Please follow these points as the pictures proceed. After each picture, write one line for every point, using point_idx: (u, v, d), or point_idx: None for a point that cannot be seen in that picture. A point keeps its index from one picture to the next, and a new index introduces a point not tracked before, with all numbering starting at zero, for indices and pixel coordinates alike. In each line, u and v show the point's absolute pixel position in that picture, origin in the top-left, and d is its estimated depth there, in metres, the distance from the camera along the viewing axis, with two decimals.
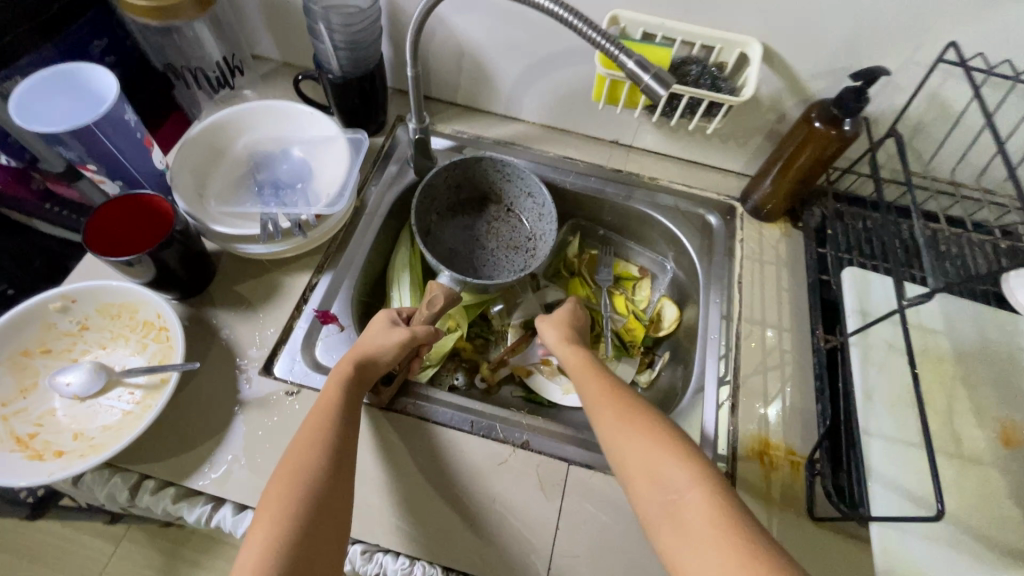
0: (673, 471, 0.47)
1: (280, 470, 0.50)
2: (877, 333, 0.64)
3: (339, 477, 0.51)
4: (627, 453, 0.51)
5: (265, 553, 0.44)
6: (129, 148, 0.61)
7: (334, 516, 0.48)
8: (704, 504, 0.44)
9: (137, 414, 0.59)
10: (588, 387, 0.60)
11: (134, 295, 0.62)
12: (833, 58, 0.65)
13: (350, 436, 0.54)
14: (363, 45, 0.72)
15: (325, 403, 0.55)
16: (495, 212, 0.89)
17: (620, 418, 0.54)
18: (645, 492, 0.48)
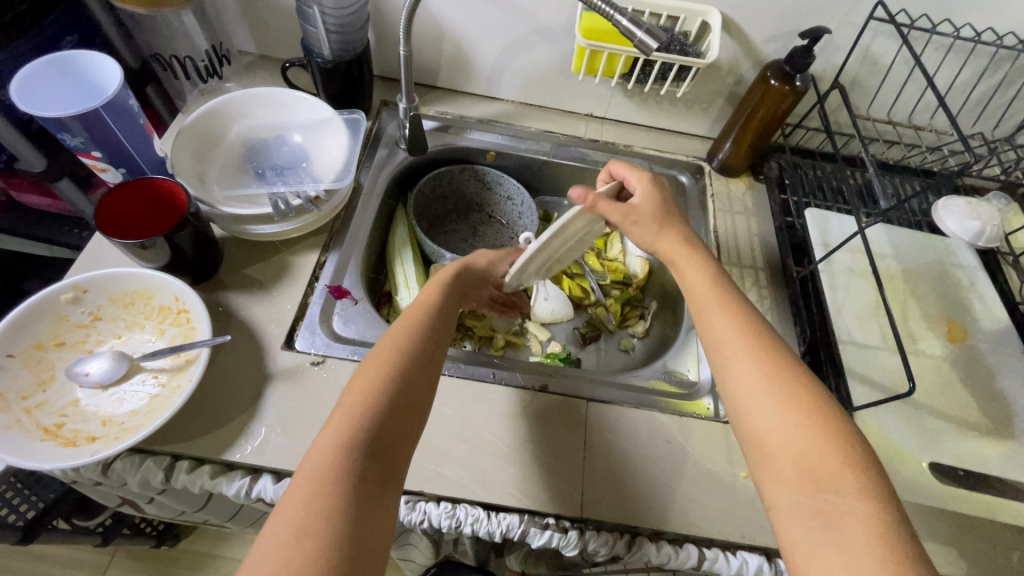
0: (838, 474, 0.40)
1: (374, 358, 0.51)
2: (839, 260, 0.74)
3: (415, 398, 0.50)
4: (760, 414, 0.46)
5: (339, 458, 0.43)
6: (132, 134, 0.62)
7: (406, 437, 0.48)
8: (864, 512, 0.39)
9: (166, 396, 0.59)
10: (716, 323, 0.52)
11: (148, 281, 0.62)
12: (781, 23, 0.74)
13: (434, 355, 0.54)
14: (352, 28, 0.75)
15: (416, 315, 0.57)
16: (477, 219, 0.96)
17: (770, 374, 0.47)
18: (784, 478, 0.42)
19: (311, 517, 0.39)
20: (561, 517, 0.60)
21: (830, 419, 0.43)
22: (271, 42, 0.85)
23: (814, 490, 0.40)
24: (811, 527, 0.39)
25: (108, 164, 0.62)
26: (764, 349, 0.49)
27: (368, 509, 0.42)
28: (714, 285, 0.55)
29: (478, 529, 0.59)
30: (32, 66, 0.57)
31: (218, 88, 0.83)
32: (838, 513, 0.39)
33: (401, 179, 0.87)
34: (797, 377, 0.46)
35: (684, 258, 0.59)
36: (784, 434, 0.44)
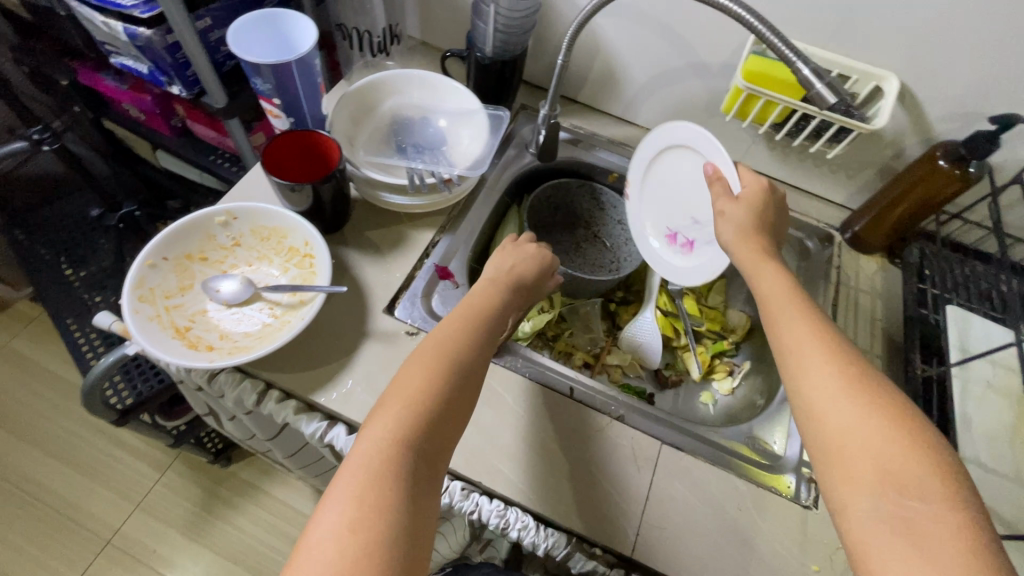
0: (923, 485, 0.38)
1: (423, 353, 0.53)
2: (978, 368, 0.66)
3: (464, 387, 0.52)
4: (834, 418, 0.43)
5: (392, 444, 0.45)
6: (307, 90, 0.68)
7: (455, 415, 0.50)
8: (949, 526, 0.36)
9: (276, 327, 0.64)
10: (788, 325, 0.50)
11: (287, 222, 0.68)
12: (966, 103, 0.69)
13: (482, 352, 0.57)
14: (518, 31, 0.77)
15: (470, 311, 0.60)
16: (582, 236, 0.97)
17: (846, 380, 0.44)
18: (856, 484, 0.40)
19: (366, 490, 0.42)
20: (608, 551, 0.59)
21: (907, 428, 0.41)
22: (438, 32, 0.91)
23: (896, 498, 0.38)
24: (893, 545, 0.36)
25: (281, 112, 0.69)
26: (837, 353, 0.46)
27: (419, 488, 0.44)
28: (787, 287, 0.54)
29: (523, 538, 0.59)
30: (253, 13, 0.65)
31: (381, 65, 0.89)
32: (921, 525, 0.37)
33: (522, 180, 0.90)
34: (875, 383, 0.44)
35: (761, 264, 0.57)
36: (864, 442, 0.41)
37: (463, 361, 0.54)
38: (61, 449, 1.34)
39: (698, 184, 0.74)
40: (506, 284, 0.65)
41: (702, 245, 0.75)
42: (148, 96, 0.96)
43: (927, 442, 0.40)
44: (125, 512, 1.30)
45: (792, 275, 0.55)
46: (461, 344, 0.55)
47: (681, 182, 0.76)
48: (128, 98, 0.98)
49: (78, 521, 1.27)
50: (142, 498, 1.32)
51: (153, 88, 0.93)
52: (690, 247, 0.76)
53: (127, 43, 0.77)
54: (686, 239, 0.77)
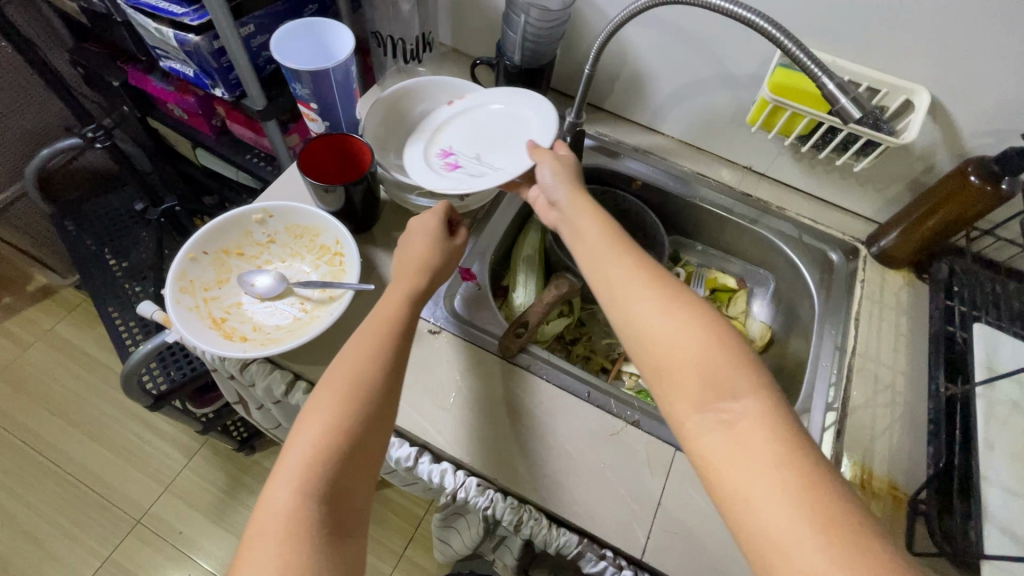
0: (739, 395, 0.43)
1: (330, 384, 0.53)
2: (1005, 389, 0.64)
3: (370, 395, 0.53)
4: (674, 358, 0.46)
5: (300, 498, 0.46)
6: (343, 95, 0.72)
7: (373, 436, 0.52)
8: (761, 419, 0.42)
9: (306, 321, 0.67)
10: (618, 264, 0.54)
11: (319, 221, 0.71)
12: (1001, 118, 0.67)
13: (391, 351, 0.57)
14: (547, 41, 0.79)
15: (381, 319, 0.60)
16: None
17: (664, 307, 0.49)
18: (689, 404, 0.44)
19: (282, 530, 0.44)
20: (619, 553, 0.60)
21: (722, 351, 0.46)
22: (469, 40, 0.94)
23: (717, 406, 0.43)
24: (732, 455, 0.41)
25: (317, 116, 0.72)
26: (661, 282, 0.51)
27: (337, 507, 0.47)
28: (602, 219, 0.59)
29: (536, 534, 0.62)
30: (293, 22, 0.68)
31: (413, 71, 0.92)
32: (743, 428, 0.42)
33: None
34: (688, 300, 0.50)
35: (578, 202, 0.61)
36: (695, 369, 0.45)
37: (372, 366, 0.55)
38: (99, 431, 1.41)
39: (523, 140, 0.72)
40: (417, 277, 0.64)
41: (463, 172, 0.70)
42: (193, 97, 1.01)
43: (733, 351, 0.46)
44: (155, 493, 1.35)
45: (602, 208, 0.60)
46: (373, 359, 0.56)
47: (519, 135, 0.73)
48: (174, 99, 1.03)
49: (113, 500, 1.33)
50: (171, 481, 1.37)
51: (198, 90, 0.98)
52: (452, 167, 0.71)
53: (177, 48, 0.82)
54: (451, 161, 0.72)
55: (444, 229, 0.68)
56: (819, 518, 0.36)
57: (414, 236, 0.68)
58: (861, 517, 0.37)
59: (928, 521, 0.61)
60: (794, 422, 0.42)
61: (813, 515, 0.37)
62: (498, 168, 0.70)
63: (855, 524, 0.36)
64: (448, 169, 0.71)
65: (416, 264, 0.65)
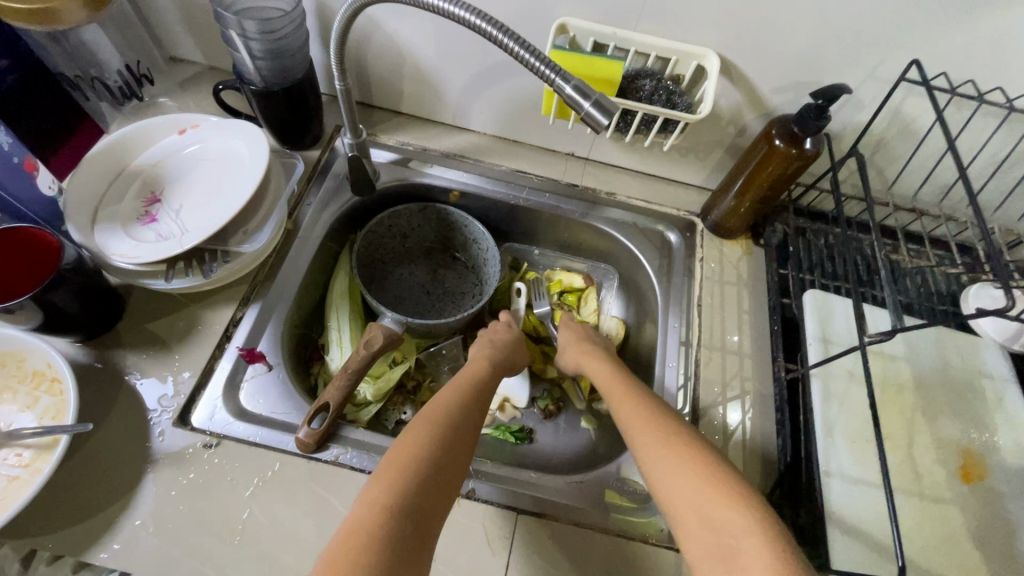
0: (733, 522, 0.41)
1: (429, 409, 0.54)
2: (839, 361, 0.62)
3: (466, 440, 0.52)
4: (673, 495, 0.46)
5: (387, 505, 0.43)
6: (5, 174, 0.53)
7: (459, 467, 0.50)
8: (761, 555, 0.38)
9: (24, 482, 0.51)
10: (620, 414, 0.56)
11: (20, 344, 0.54)
12: (794, 73, 0.62)
13: (480, 412, 0.57)
14: (287, 53, 0.64)
15: (481, 378, 0.61)
16: (439, 260, 0.87)
17: (662, 446, 0.50)
18: (695, 534, 0.43)
19: (361, 542, 0.40)
20: None
21: (724, 477, 0.45)
22: (215, 54, 0.76)
23: (720, 543, 0.41)
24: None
25: None
26: (657, 424, 0.52)
27: (413, 540, 0.42)
28: (622, 377, 0.61)
29: None
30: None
31: (151, 106, 0.75)
32: (739, 558, 0.39)
33: (349, 217, 0.78)
34: (688, 439, 0.50)
35: (596, 354, 0.66)
36: (692, 504, 0.44)
37: (468, 419, 0.55)
38: None
39: (239, 192, 0.60)
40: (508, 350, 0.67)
41: (157, 231, 0.59)
42: None
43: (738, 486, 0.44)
44: None
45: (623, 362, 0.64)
46: (468, 404, 0.56)
47: (235, 182, 0.62)
48: None
49: None
50: None
51: None
52: (146, 221, 0.60)
53: None
54: (149, 214, 0.60)
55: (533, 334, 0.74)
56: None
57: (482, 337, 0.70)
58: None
59: None
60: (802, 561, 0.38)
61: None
62: (185, 230, 0.59)
63: None
64: (140, 220, 0.60)
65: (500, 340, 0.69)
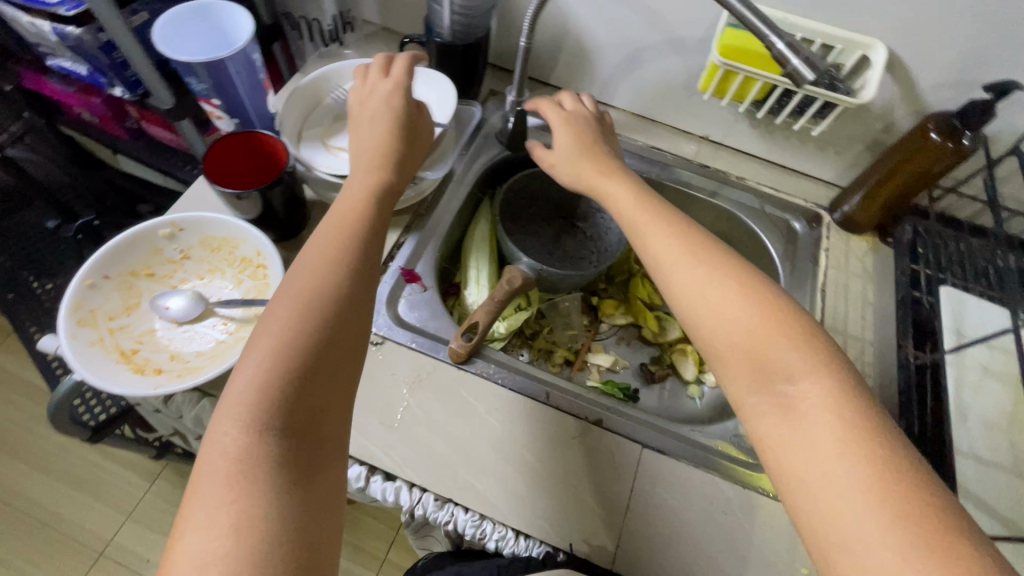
0: (795, 365, 0.41)
1: (318, 252, 0.49)
2: (973, 353, 0.62)
3: (348, 305, 0.47)
4: (723, 344, 0.44)
5: (254, 421, 0.40)
6: (250, 89, 0.64)
7: (348, 330, 0.46)
8: (826, 398, 0.39)
9: (230, 344, 0.60)
10: (655, 244, 0.51)
11: (236, 231, 0.64)
12: (961, 70, 0.64)
13: (361, 261, 0.50)
14: (477, 13, 0.72)
15: (352, 215, 0.52)
16: (561, 224, 0.91)
17: (712, 281, 0.46)
18: (747, 376, 0.42)
19: (231, 470, 0.38)
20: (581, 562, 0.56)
21: (786, 329, 0.43)
22: (398, 16, 0.86)
23: (773, 388, 0.41)
24: (787, 433, 0.39)
25: (224, 113, 0.65)
26: (707, 259, 0.48)
27: (302, 437, 0.41)
28: (643, 202, 0.55)
29: (502, 548, 0.57)
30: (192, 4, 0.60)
31: (334, 54, 0.83)
32: (799, 407, 0.40)
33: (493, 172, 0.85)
34: (742, 275, 0.46)
35: (595, 174, 0.60)
36: (744, 353, 0.43)
37: (342, 277, 0.48)
38: (35, 459, 1.26)
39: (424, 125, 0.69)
40: (387, 169, 0.56)
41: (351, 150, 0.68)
42: (95, 99, 0.90)
43: (798, 327, 0.43)
44: (117, 523, 1.22)
45: (642, 182, 0.59)
46: (342, 251, 0.49)
47: (420, 117, 0.70)
48: (77, 102, 0.92)
49: (70, 535, 1.20)
50: (135, 508, 1.24)
51: (97, 91, 0.87)
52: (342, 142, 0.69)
53: (57, 43, 0.72)
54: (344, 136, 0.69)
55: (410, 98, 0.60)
56: (886, 498, 0.34)
57: (370, 115, 0.58)
58: (936, 490, 0.35)
59: None
60: (862, 398, 0.39)
61: (879, 495, 0.34)
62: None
63: (922, 500, 0.34)
64: (337, 140, 0.69)
65: (377, 147, 0.57)
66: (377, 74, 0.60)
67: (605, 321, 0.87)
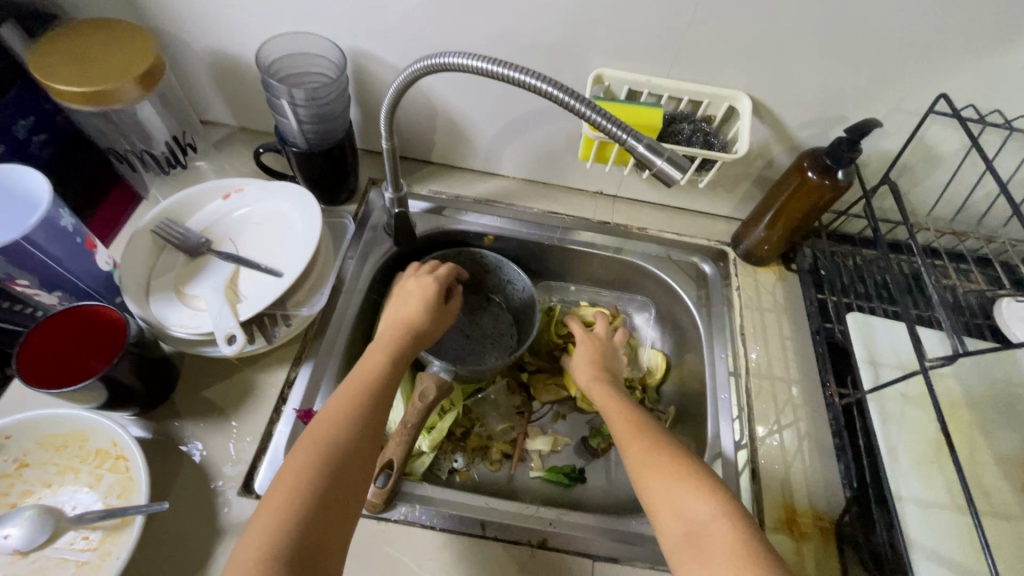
0: (699, 507, 0.47)
1: (342, 392, 0.52)
2: (890, 384, 0.63)
3: (372, 434, 0.49)
4: (654, 490, 0.49)
5: (275, 536, 0.40)
6: (67, 255, 0.54)
7: (365, 451, 0.48)
8: (728, 536, 0.44)
9: (94, 566, 0.50)
10: (613, 421, 0.59)
11: (83, 424, 0.54)
12: (823, 108, 0.65)
13: (383, 399, 0.53)
14: (331, 116, 0.66)
15: (369, 368, 0.55)
16: (474, 301, 0.85)
17: (643, 444, 0.54)
18: (667, 520, 0.47)
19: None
20: None
21: (695, 476, 0.49)
22: (250, 116, 0.78)
23: (687, 527, 0.46)
24: (699, 571, 0.43)
25: (38, 288, 0.53)
26: (640, 428, 0.56)
27: (307, 549, 0.40)
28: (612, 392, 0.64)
29: None
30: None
31: (190, 171, 0.77)
32: (705, 541, 0.44)
33: (387, 269, 0.78)
34: (659, 442, 0.54)
35: (595, 383, 0.67)
36: (666, 498, 0.48)
37: (366, 409, 0.50)
38: None
39: (293, 257, 0.62)
40: (404, 338, 0.60)
41: (209, 293, 0.59)
42: None
43: (707, 480, 0.49)
44: None
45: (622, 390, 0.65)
46: (365, 386, 0.52)
47: (288, 248, 0.63)
48: None
49: None
50: None
51: None
52: (198, 285, 0.60)
53: None
54: (200, 275, 0.61)
55: (440, 294, 0.66)
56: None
57: (409, 297, 0.65)
58: None
59: (856, 553, 0.57)
60: (755, 534, 0.44)
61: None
62: (244, 297, 0.59)
63: None
64: (193, 286, 0.60)
65: (402, 318, 0.62)
66: (424, 272, 0.69)
67: (538, 398, 0.82)
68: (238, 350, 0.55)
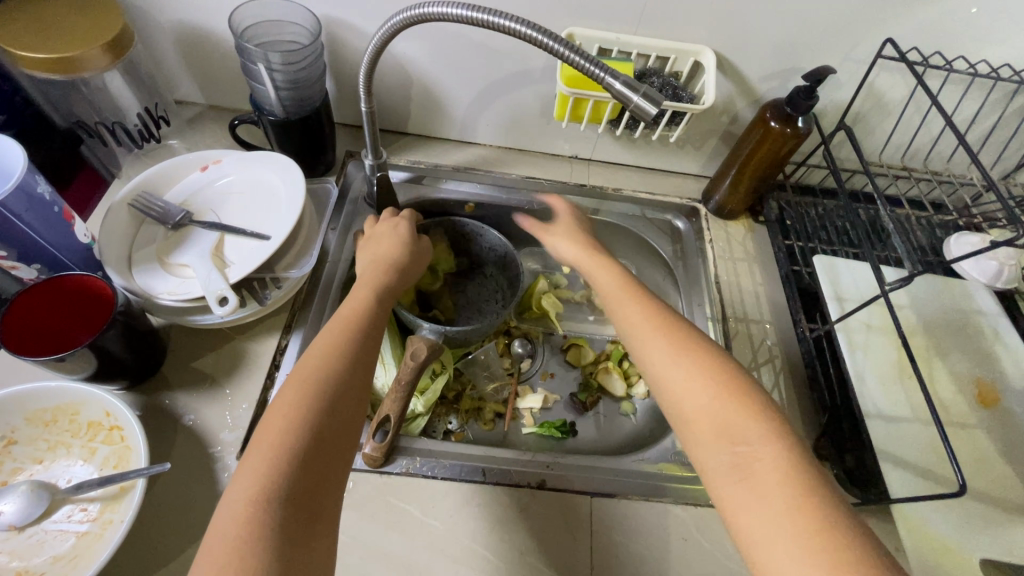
0: (750, 429, 0.41)
1: (327, 329, 0.51)
2: (855, 316, 0.67)
3: (364, 372, 0.48)
4: (691, 406, 0.44)
5: (269, 475, 0.39)
6: (45, 225, 0.53)
7: (356, 394, 0.47)
8: (779, 462, 0.38)
9: (95, 535, 0.50)
10: (629, 315, 0.52)
11: (72, 396, 0.53)
12: (781, 61, 0.68)
13: (372, 339, 0.52)
14: (307, 83, 0.66)
15: (352, 306, 0.54)
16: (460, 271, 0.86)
17: (674, 349, 0.47)
18: (709, 440, 0.41)
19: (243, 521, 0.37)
20: None
21: (746, 397, 0.43)
22: (222, 93, 0.77)
23: (731, 448, 0.40)
24: (747, 495, 0.38)
25: (16, 260, 0.53)
26: (669, 330, 0.49)
27: (303, 490, 0.39)
28: (622, 281, 0.57)
29: None
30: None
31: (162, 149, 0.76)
32: (752, 465, 0.39)
33: None
34: (698, 348, 0.47)
35: (597, 264, 0.61)
36: (711, 417, 0.42)
37: (353, 346, 0.50)
38: None
39: (279, 220, 0.62)
40: (386, 274, 0.61)
41: (195, 258, 0.59)
42: None
43: (755, 400, 0.43)
44: None
45: (622, 266, 0.60)
46: (347, 325, 0.52)
47: (273, 212, 0.63)
48: None
49: None
50: None
51: None
52: (182, 252, 0.60)
53: None
54: (184, 242, 0.60)
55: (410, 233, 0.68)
56: (818, 550, 0.34)
57: (380, 238, 0.66)
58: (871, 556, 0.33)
59: (832, 469, 0.61)
60: (810, 462, 0.39)
61: (813, 546, 0.34)
62: (231, 262, 0.59)
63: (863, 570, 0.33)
64: (176, 255, 0.60)
65: (379, 258, 0.63)
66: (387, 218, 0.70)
67: (526, 359, 0.84)
68: (231, 311, 0.56)
